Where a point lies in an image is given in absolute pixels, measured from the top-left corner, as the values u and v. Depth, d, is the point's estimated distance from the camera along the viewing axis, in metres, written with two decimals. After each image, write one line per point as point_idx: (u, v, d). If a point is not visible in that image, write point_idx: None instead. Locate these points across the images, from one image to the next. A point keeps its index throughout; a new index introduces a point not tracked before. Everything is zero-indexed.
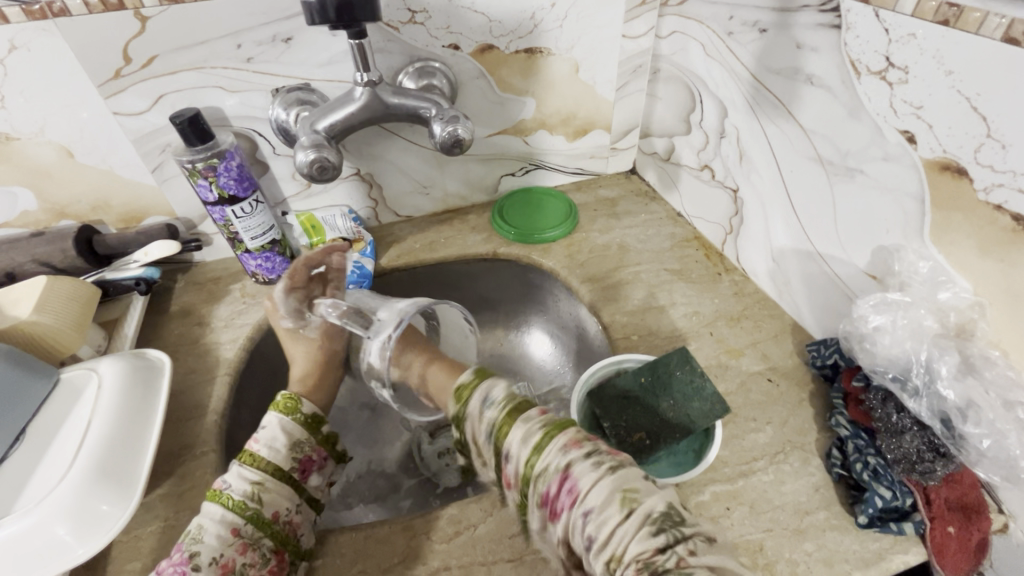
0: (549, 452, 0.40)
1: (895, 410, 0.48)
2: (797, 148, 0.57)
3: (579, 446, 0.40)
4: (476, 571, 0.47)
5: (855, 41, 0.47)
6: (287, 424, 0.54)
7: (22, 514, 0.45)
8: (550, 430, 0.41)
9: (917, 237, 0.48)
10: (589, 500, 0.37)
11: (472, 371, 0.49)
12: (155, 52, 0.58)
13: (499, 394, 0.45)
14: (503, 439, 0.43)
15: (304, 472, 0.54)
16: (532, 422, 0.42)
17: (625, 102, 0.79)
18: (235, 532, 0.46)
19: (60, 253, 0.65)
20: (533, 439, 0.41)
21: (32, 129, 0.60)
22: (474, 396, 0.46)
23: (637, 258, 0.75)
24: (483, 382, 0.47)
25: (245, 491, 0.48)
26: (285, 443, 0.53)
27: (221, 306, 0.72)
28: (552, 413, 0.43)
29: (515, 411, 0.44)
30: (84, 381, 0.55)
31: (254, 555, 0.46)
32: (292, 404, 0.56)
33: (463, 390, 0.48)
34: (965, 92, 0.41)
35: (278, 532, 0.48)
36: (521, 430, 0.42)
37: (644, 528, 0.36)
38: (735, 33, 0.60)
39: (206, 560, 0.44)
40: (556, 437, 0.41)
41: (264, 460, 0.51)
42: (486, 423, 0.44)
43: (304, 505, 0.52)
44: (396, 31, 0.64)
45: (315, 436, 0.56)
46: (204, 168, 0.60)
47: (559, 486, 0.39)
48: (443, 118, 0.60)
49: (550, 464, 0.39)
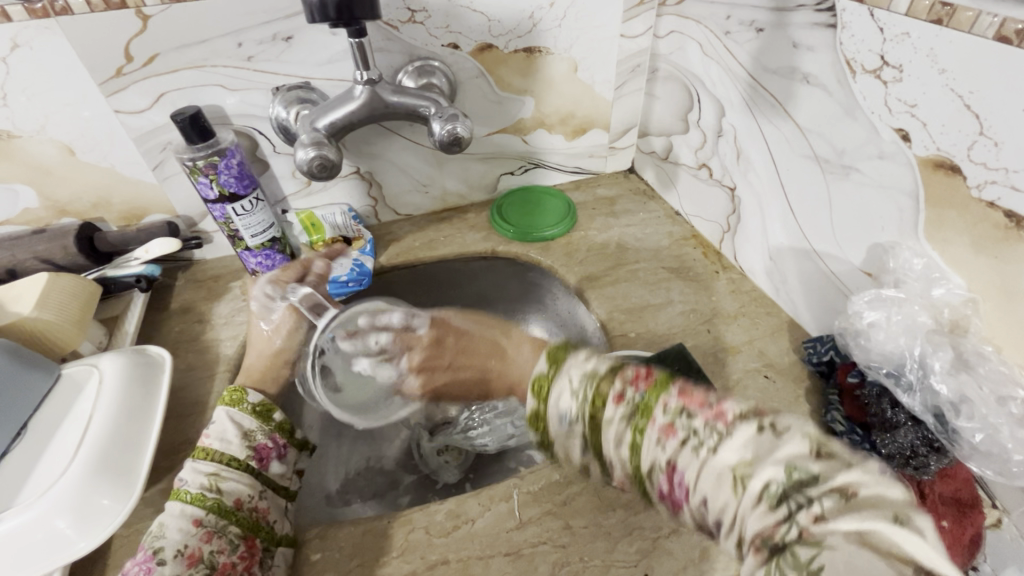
0: (648, 449, 0.35)
1: (889, 405, 0.48)
2: (793, 147, 0.57)
3: (673, 434, 0.34)
4: (475, 565, 0.47)
5: (851, 40, 0.48)
6: (235, 415, 0.53)
7: (23, 508, 0.46)
8: (637, 423, 0.35)
9: (912, 235, 0.48)
10: (701, 489, 0.32)
11: (545, 359, 0.40)
12: (155, 51, 0.58)
13: (568, 405, 0.38)
14: (598, 443, 0.37)
15: (262, 460, 0.52)
16: (618, 420, 0.36)
17: (624, 102, 0.80)
18: (197, 523, 0.45)
19: (61, 250, 0.65)
20: (626, 440, 0.35)
21: (33, 127, 0.60)
22: (549, 403, 0.38)
23: (635, 256, 0.76)
24: (558, 377, 0.39)
25: (203, 483, 0.47)
26: (236, 434, 0.52)
27: (221, 303, 0.72)
28: (631, 395, 0.36)
29: (596, 404, 0.36)
30: (84, 377, 0.55)
31: (221, 542, 0.45)
32: (237, 396, 0.55)
33: (543, 382, 0.40)
34: (958, 90, 0.41)
35: (244, 521, 0.47)
36: (612, 431, 0.36)
37: (761, 503, 0.30)
38: (732, 33, 0.61)
39: (170, 553, 0.42)
40: (647, 431, 0.35)
41: (216, 451, 0.50)
42: (576, 437, 0.38)
43: (269, 492, 0.51)
44: (395, 29, 0.65)
45: (269, 424, 0.54)
46: (204, 166, 0.61)
47: (670, 481, 0.34)
48: (442, 117, 0.61)
49: (653, 460, 0.34)
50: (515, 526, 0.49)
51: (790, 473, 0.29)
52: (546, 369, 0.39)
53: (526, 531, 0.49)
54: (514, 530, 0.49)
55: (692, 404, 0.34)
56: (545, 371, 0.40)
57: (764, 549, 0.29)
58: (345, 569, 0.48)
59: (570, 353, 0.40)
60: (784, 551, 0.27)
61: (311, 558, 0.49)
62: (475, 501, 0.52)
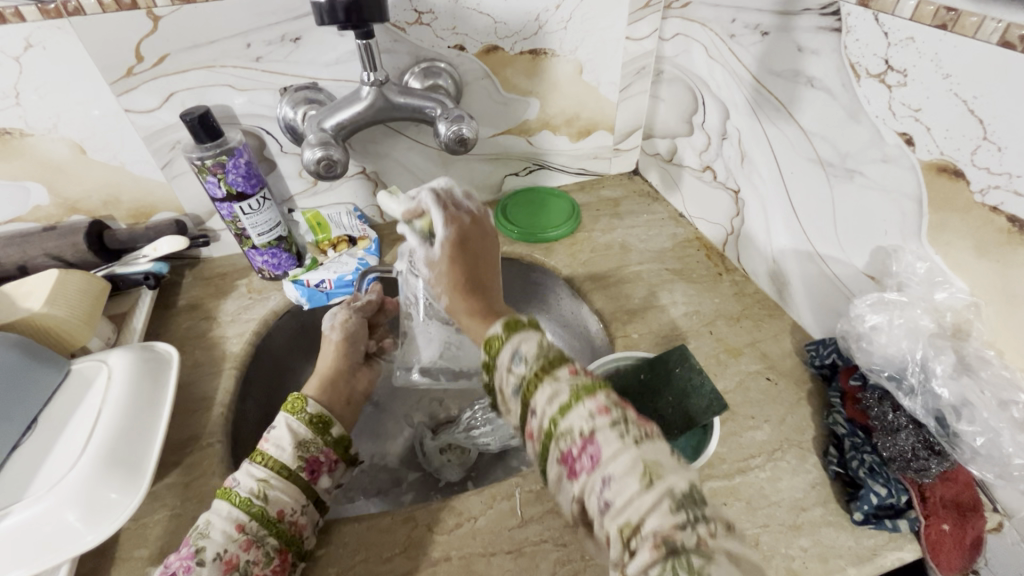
0: (576, 414, 0.36)
1: (891, 408, 0.48)
2: (797, 150, 0.58)
3: (606, 414, 0.35)
4: (478, 562, 0.48)
5: (855, 44, 0.48)
6: (291, 422, 0.52)
7: (34, 500, 0.46)
8: (578, 391, 0.37)
9: (915, 239, 0.48)
10: (611, 466, 0.34)
11: (500, 322, 0.43)
12: (166, 51, 0.59)
13: (530, 350, 0.40)
14: (530, 396, 0.39)
15: (313, 473, 0.51)
16: (562, 383, 0.38)
17: (629, 103, 0.80)
18: (239, 529, 0.44)
19: (71, 247, 0.66)
20: (559, 398, 0.37)
21: (45, 125, 0.61)
22: (503, 349, 0.42)
23: (639, 257, 0.76)
24: (513, 337, 0.42)
25: (253, 488, 0.47)
26: (291, 442, 0.50)
27: (228, 301, 0.73)
28: (584, 375, 0.39)
29: (546, 368, 0.39)
30: (93, 372, 0.56)
31: (258, 553, 0.44)
32: (298, 403, 0.53)
33: (492, 342, 0.43)
34: (962, 95, 0.41)
35: (283, 533, 0.46)
36: (549, 389, 0.38)
37: (664, 504, 0.32)
38: (737, 35, 0.61)
39: (209, 555, 0.42)
40: (584, 402, 0.36)
41: (270, 458, 0.49)
42: (515, 377, 0.40)
43: (310, 507, 0.49)
44: (402, 31, 0.65)
45: (325, 437, 0.53)
46: (213, 165, 0.61)
47: (580, 448, 0.35)
48: (448, 118, 0.61)
49: (573, 425, 0.36)
50: (516, 524, 0.50)
51: (691, 489, 0.33)
52: (500, 331, 0.42)
53: (528, 528, 0.50)
54: (516, 528, 0.50)
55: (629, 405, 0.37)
56: (498, 332, 0.43)
57: (662, 547, 0.31)
58: (348, 564, 0.48)
59: (529, 327, 0.42)
60: (680, 555, 0.30)
61: (316, 553, 0.49)
62: (477, 499, 0.52)
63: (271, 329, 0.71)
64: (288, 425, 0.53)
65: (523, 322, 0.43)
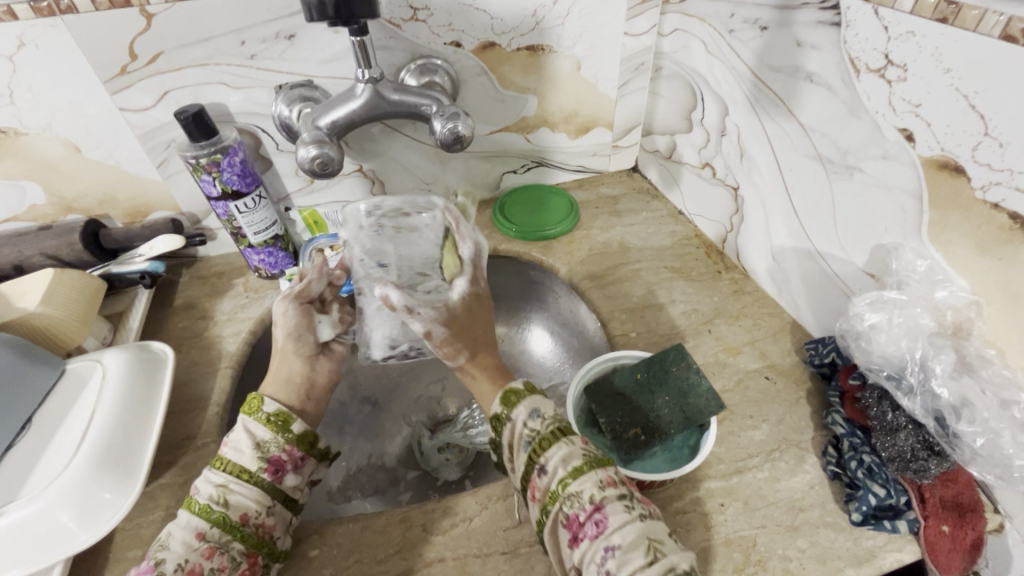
0: (586, 479, 0.42)
1: (890, 408, 0.47)
2: (796, 147, 0.57)
3: (614, 487, 0.41)
4: (472, 563, 0.47)
5: (855, 39, 0.47)
6: (250, 425, 0.51)
7: (27, 500, 0.46)
8: (591, 460, 0.43)
9: (916, 236, 0.47)
10: (616, 537, 0.39)
11: (523, 380, 0.49)
12: (160, 49, 0.59)
13: (549, 411, 0.46)
14: (540, 452, 0.44)
15: (276, 473, 0.49)
16: (576, 447, 0.44)
17: (627, 100, 0.80)
18: (200, 537, 0.44)
19: (67, 247, 0.66)
20: (572, 463, 0.43)
21: (39, 124, 0.61)
22: (521, 404, 0.47)
23: (638, 255, 0.75)
24: (532, 396, 0.48)
25: (211, 494, 0.46)
26: (250, 443, 0.49)
27: (224, 300, 0.73)
28: (594, 445, 0.45)
29: (560, 431, 0.45)
30: (88, 371, 0.55)
31: (222, 559, 0.44)
32: (255, 403, 0.52)
33: (510, 396, 0.48)
34: (963, 90, 0.41)
35: (249, 537, 0.46)
36: (563, 450, 0.43)
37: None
38: (736, 31, 0.60)
39: (170, 566, 0.42)
40: (596, 470, 0.42)
41: (230, 462, 0.49)
42: (529, 432, 0.46)
43: (278, 506, 0.49)
44: (397, 27, 0.65)
45: (285, 435, 0.51)
46: (207, 164, 0.61)
47: (587, 514, 0.40)
48: (444, 115, 0.61)
49: (583, 490, 0.41)
50: (512, 524, 0.50)
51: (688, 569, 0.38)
52: (523, 387, 0.48)
53: (524, 529, 0.49)
54: (511, 529, 0.49)
55: (631, 486, 0.43)
56: (517, 387, 0.48)
57: None
58: (342, 566, 0.48)
59: (546, 391, 0.49)
60: None
61: (309, 554, 0.49)
62: (472, 499, 0.52)
63: (269, 328, 0.71)
64: (253, 426, 0.51)
65: (539, 386, 0.49)
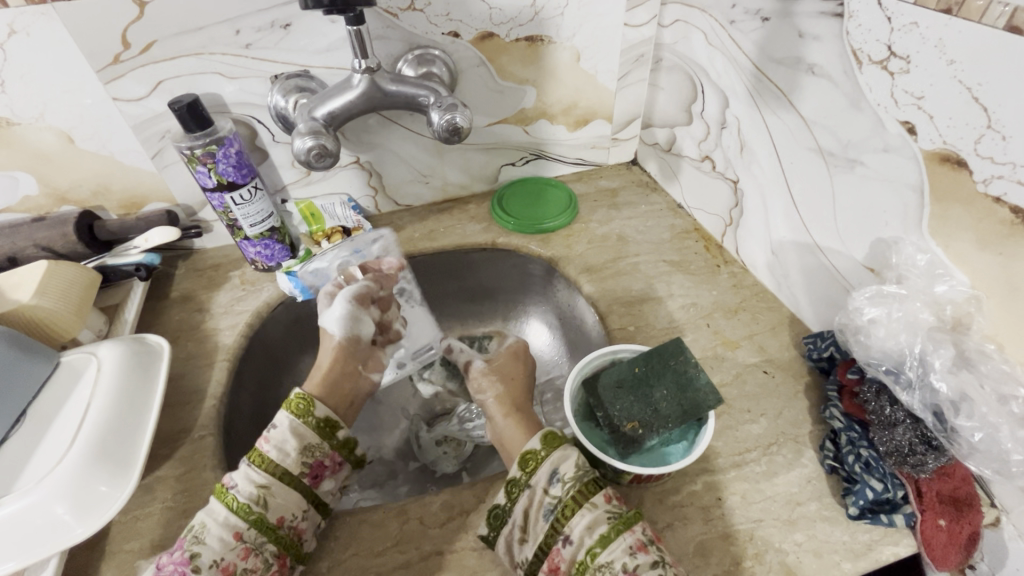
0: (615, 548, 0.41)
1: (888, 402, 0.47)
2: (797, 139, 0.56)
3: (645, 552, 0.41)
4: (469, 556, 0.47)
5: (858, 30, 0.47)
6: (299, 427, 0.52)
7: (21, 494, 0.46)
8: (616, 524, 0.43)
9: (916, 230, 0.47)
10: None
11: (542, 438, 0.49)
12: (153, 38, 0.58)
13: (567, 471, 0.46)
14: (565, 521, 0.44)
15: (316, 477, 0.51)
16: (599, 511, 0.44)
17: (627, 92, 0.79)
18: (237, 537, 0.46)
19: (61, 238, 0.65)
20: (598, 530, 0.43)
21: (32, 114, 0.60)
22: (542, 466, 0.47)
23: (636, 249, 0.75)
24: (551, 456, 0.47)
25: (252, 493, 0.47)
26: (296, 446, 0.50)
27: (220, 292, 0.73)
28: (617, 503, 0.44)
29: (583, 492, 0.44)
30: (83, 364, 0.55)
31: (256, 561, 0.45)
32: (304, 406, 0.53)
33: (529, 459, 0.48)
34: (965, 83, 0.40)
35: (282, 539, 0.47)
36: (587, 518, 0.43)
37: None
38: (737, 22, 0.59)
39: (206, 561, 0.44)
40: (624, 535, 0.42)
41: (272, 462, 0.49)
42: (551, 499, 0.45)
43: (312, 510, 0.50)
44: (395, 17, 0.64)
45: (330, 442, 0.53)
46: (203, 154, 0.60)
47: None
48: (441, 106, 0.60)
49: (614, 560, 0.41)
50: None
51: None
52: (542, 446, 0.48)
53: None
54: None
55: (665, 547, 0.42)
56: (536, 449, 0.48)
57: None
58: (341, 559, 0.48)
59: (565, 445, 0.48)
60: None
61: None
62: (470, 492, 0.52)
63: (265, 321, 0.71)
64: (301, 428, 0.52)
65: (560, 439, 0.49)
